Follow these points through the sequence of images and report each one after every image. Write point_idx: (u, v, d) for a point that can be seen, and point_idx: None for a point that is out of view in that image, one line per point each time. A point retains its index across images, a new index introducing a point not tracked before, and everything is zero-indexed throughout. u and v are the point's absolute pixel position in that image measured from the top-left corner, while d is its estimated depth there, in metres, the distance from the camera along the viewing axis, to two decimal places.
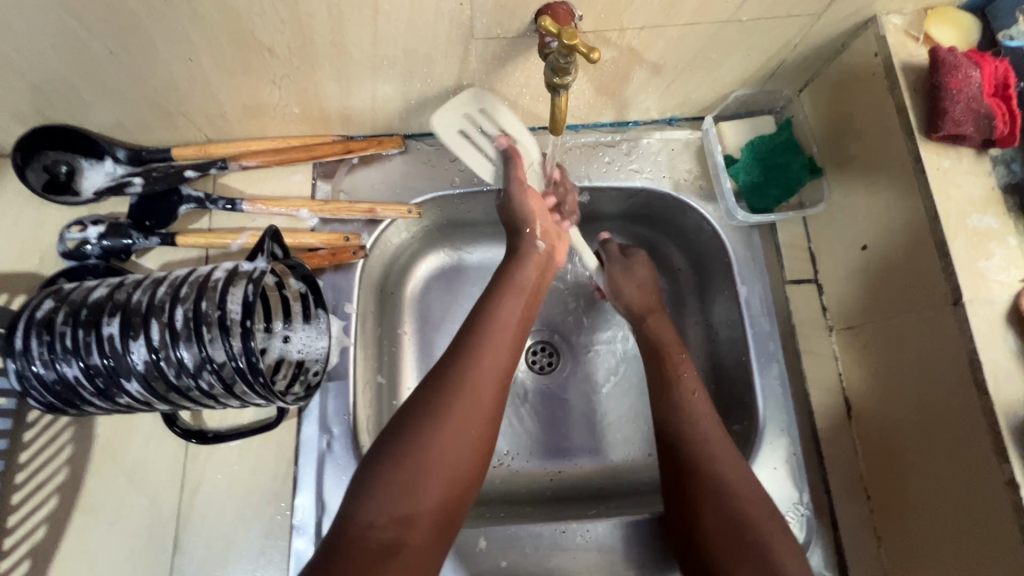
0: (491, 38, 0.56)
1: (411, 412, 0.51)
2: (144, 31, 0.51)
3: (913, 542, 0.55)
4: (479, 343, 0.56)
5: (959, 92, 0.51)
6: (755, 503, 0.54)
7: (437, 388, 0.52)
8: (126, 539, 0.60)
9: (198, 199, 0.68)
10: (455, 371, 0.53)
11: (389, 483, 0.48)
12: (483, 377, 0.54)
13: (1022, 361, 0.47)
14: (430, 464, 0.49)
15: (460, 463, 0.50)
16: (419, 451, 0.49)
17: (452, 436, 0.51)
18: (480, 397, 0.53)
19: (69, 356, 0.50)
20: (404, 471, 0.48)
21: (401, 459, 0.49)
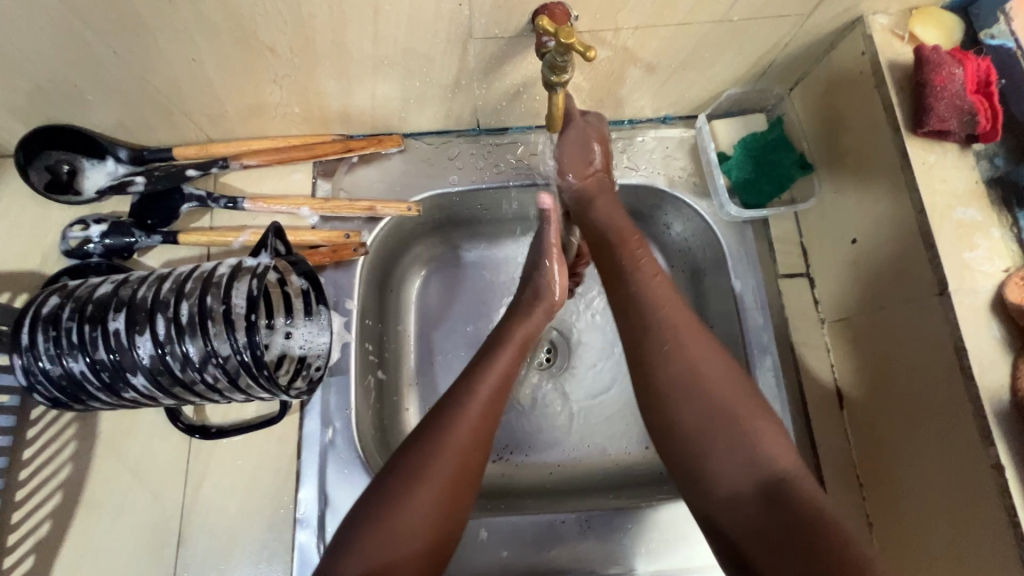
0: (489, 38, 0.57)
1: (391, 474, 0.48)
2: (148, 31, 0.52)
3: (906, 530, 0.56)
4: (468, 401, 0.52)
5: (943, 89, 0.53)
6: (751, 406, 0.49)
7: (418, 450, 0.49)
8: (131, 533, 0.61)
9: (199, 198, 0.69)
10: (438, 433, 0.50)
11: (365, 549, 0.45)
12: (468, 435, 0.51)
13: (1006, 348, 0.49)
14: (405, 528, 0.46)
15: (436, 526, 0.48)
16: (398, 516, 0.46)
17: (432, 499, 0.48)
18: (465, 455, 0.50)
19: (75, 351, 0.51)
20: (382, 535, 0.45)
21: (377, 527, 0.46)
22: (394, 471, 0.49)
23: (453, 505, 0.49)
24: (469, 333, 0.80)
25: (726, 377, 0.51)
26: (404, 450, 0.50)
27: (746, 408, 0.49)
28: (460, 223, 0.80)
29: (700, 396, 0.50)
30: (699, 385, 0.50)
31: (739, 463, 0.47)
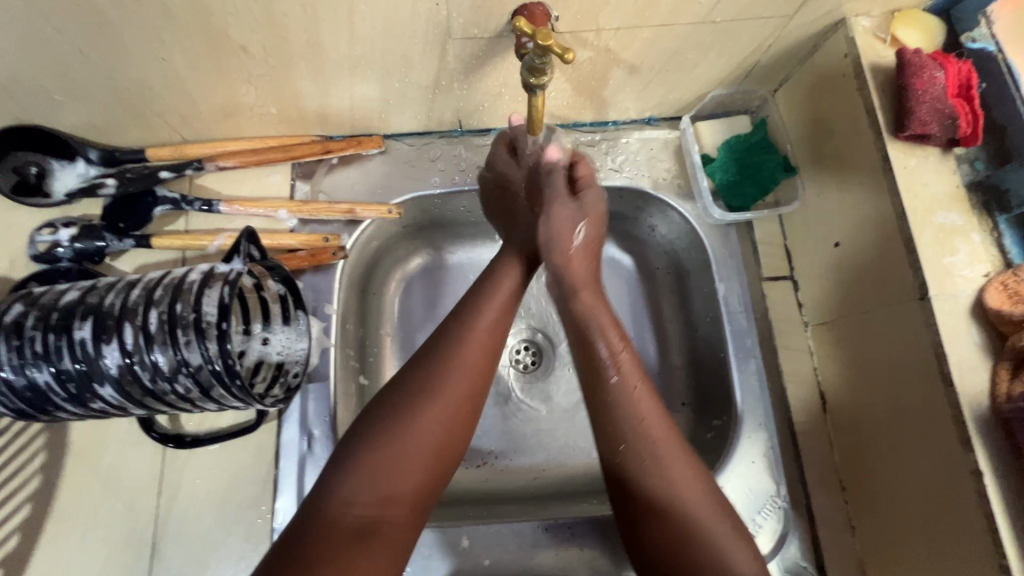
0: (468, 38, 0.56)
1: (399, 392, 0.52)
2: (114, 29, 0.50)
3: (885, 535, 0.56)
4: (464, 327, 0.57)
5: (924, 92, 0.53)
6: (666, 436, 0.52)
7: (426, 370, 0.53)
8: (102, 545, 0.59)
9: (172, 201, 0.68)
10: (444, 358, 0.54)
11: (378, 458, 0.48)
12: (473, 357, 0.55)
13: (985, 352, 0.49)
14: (409, 443, 0.49)
15: (445, 441, 0.51)
16: (411, 425, 0.50)
17: (443, 412, 0.52)
18: (470, 374, 0.54)
19: (39, 361, 0.49)
20: (397, 442, 0.49)
21: (387, 438, 0.49)
22: (405, 388, 0.52)
23: (461, 426, 0.53)
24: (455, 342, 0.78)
25: (658, 415, 0.53)
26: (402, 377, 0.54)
27: (671, 455, 0.51)
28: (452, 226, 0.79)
29: (630, 428, 0.52)
30: (634, 413, 0.52)
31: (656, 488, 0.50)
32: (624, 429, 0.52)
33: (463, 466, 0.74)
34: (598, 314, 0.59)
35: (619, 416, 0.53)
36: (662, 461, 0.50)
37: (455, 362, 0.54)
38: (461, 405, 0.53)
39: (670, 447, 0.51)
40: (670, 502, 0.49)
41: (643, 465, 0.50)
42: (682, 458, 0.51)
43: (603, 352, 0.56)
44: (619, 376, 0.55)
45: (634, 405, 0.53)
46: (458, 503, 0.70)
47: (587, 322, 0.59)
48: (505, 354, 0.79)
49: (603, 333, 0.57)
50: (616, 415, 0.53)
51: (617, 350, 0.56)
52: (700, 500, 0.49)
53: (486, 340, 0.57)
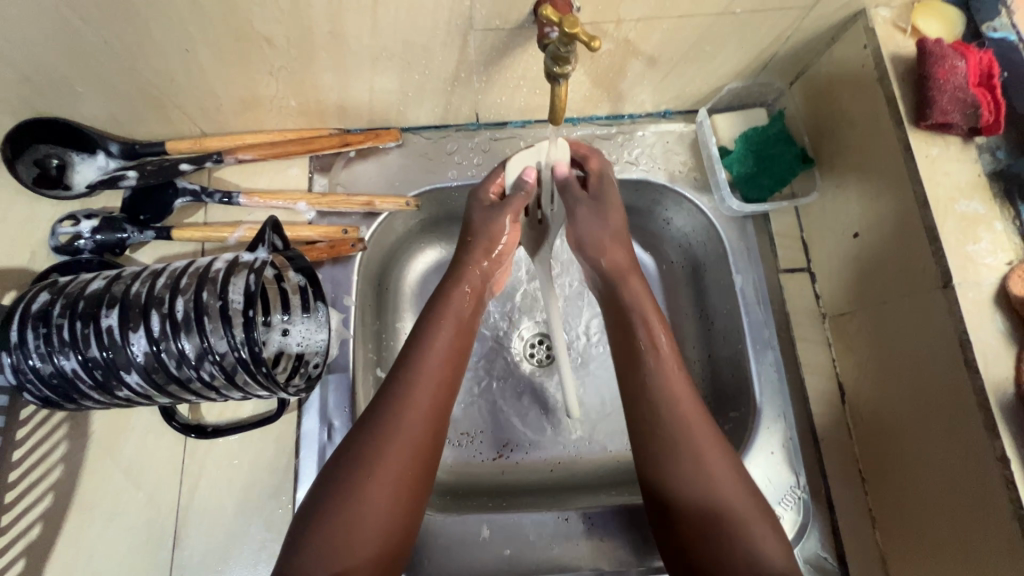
0: (490, 29, 0.56)
1: (344, 463, 0.50)
2: (140, 19, 0.51)
3: (908, 526, 0.56)
4: (403, 384, 0.54)
5: (946, 81, 0.53)
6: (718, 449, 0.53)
7: (365, 442, 0.51)
8: (124, 535, 0.59)
9: (193, 192, 0.68)
10: (382, 427, 0.51)
11: (326, 542, 0.47)
12: (412, 421, 0.52)
13: (1010, 340, 0.49)
14: (362, 518, 0.48)
15: (394, 512, 0.50)
16: (355, 505, 0.48)
17: (388, 484, 0.50)
18: (413, 440, 0.52)
19: (67, 349, 0.49)
20: (340, 522, 0.47)
21: (332, 522, 0.47)
22: (346, 464, 0.50)
23: (410, 492, 0.51)
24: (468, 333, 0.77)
25: (693, 401, 0.55)
26: (348, 442, 0.52)
27: (704, 436, 0.53)
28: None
29: (686, 453, 0.52)
30: (686, 434, 0.53)
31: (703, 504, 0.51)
32: (659, 416, 0.55)
33: (479, 458, 0.74)
34: (643, 307, 0.61)
35: (656, 398, 0.55)
36: (703, 457, 0.52)
37: (396, 428, 0.51)
38: (403, 473, 0.51)
39: (706, 436, 0.53)
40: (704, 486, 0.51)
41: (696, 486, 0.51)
42: (717, 442, 0.53)
43: (643, 346, 0.59)
44: (654, 361, 0.58)
45: (670, 389, 0.56)
46: (475, 495, 0.70)
47: (630, 309, 0.61)
48: (519, 347, 0.79)
49: (642, 315, 0.60)
50: (653, 401, 0.55)
51: (657, 339, 0.59)
52: (726, 474, 0.51)
53: (426, 398, 0.54)
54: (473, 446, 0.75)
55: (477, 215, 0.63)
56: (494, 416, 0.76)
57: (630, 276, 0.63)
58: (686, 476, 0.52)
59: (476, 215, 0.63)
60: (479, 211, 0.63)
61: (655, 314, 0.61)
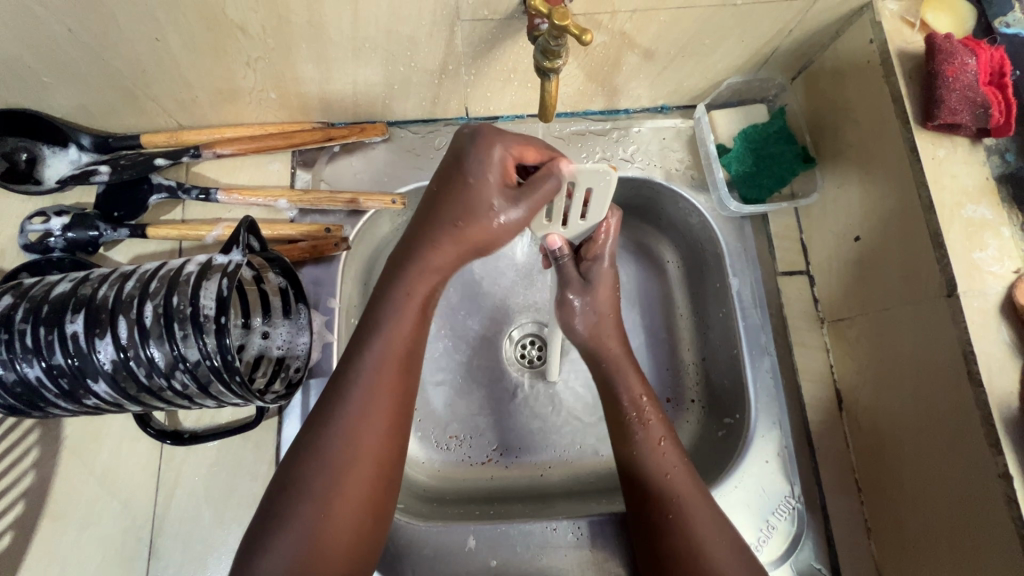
0: (478, 19, 0.53)
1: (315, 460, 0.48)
2: (106, 7, 0.48)
3: (897, 534, 0.56)
4: (355, 394, 0.49)
5: (955, 80, 0.50)
6: (684, 480, 0.55)
7: (336, 433, 0.48)
8: (98, 546, 0.57)
9: (169, 188, 0.65)
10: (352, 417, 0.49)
11: (294, 542, 0.45)
12: (378, 415, 0.50)
13: (1015, 353, 0.47)
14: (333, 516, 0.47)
15: (362, 515, 0.48)
16: (316, 540, 0.46)
17: (358, 492, 0.48)
18: (381, 443, 0.50)
19: (30, 356, 0.47)
20: (305, 539, 0.45)
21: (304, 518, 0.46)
22: (297, 501, 0.47)
23: (377, 493, 0.49)
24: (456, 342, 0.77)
25: (684, 469, 0.56)
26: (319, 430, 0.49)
27: (698, 507, 0.53)
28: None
29: (655, 482, 0.55)
30: (660, 468, 0.55)
31: (682, 539, 0.52)
32: (653, 485, 0.55)
33: (467, 462, 0.73)
34: (625, 375, 0.61)
35: (644, 472, 0.55)
36: (688, 520, 0.52)
37: (349, 457, 0.48)
38: (365, 501, 0.48)
39: (700, 507, 0.53)
40: (695, 557, 0.51)
41: (670, 519, 0.53)
42: (709, 511, 0.53)
43: (634, 422, 0.58)
44: (644, 431, 0.58)
45: (660, 462, 0.56)
46: (464, 503, 0.69)
47: (617, 384, 0.61)
48: (510, 348, 0.78)
49: (629, 392, 0.60)
50: (643, 474, 0.56)
51: (646, 412, 0.59)
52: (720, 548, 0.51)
53: (381, 417, 0.50)
54: (462, 450, 0.74)
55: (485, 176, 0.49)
56: (484, 418, 0.75)
57: (613, 359, 0.62)
58: (681, 553, 0.51)
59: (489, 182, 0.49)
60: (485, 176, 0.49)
61: (645, 388, 0.61)
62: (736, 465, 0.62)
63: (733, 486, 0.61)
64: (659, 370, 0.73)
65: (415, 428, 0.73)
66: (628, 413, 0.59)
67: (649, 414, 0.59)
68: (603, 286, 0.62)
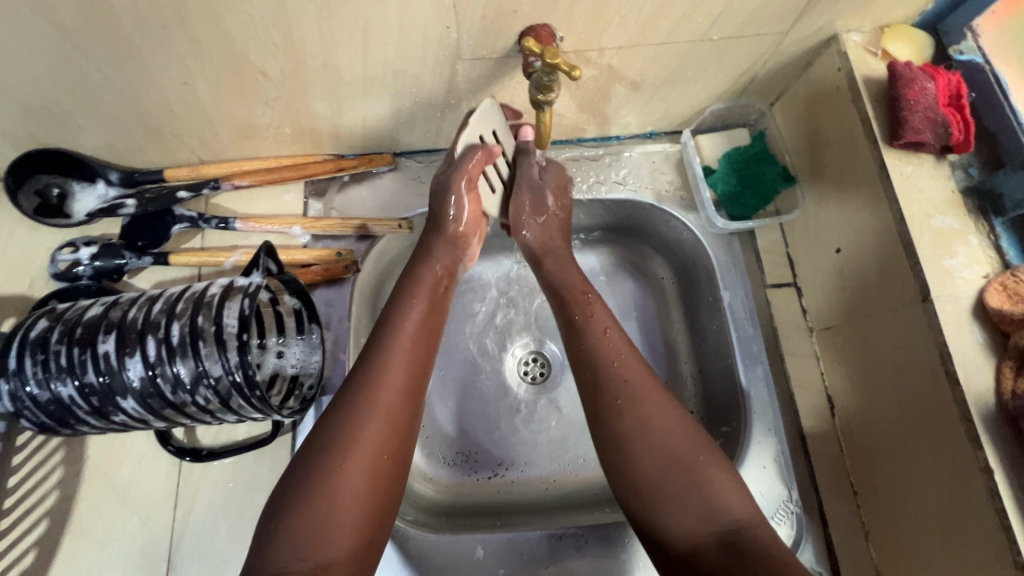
0: (477, 58, 0.58)
1: (320, 444, 0.50)
2: (142, 56, 0.54)
3: (889, 513, 0.58)
4: (361, 383, 0.53)
5: (916, 102, 0.55)
6: (630, 364, 0.57)
7: (341, 417, 0.51)
8: (117, 564, 0.59)
9: (190, 219, 0.69)
10: (359, 401, 0.52)
11: (302, 523, 0.46)
12: (387, 399, 0.52)
13: (988, 351, 0.50)
14: (339, 497, 0.48)
15: (370, 494, 0.49)
16: (320, 547, 0.46)
17: (365, 471, 0.49)
18: (389, 422, 0.52)
19: (64, 375, 0.50)
20: (312, 521, 0.46)
21: (312, 496, 0.47)
22: (294, 497, 0.47)
23: (386, 474, 0.51)
24: (459, 362, 0.81)
25: (630, 354, 0.58)
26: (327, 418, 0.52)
27: (645, 388, 0.55)
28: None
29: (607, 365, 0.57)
30: (608, 355, 0.58)
31: (633, 420, 0.53)
32: (602, 372, 0.57)
33: (475, 478, 0.75)
34: (569, 279, 0.66)
35: (594, 357, 0.58)
36: (637, 401, 0.54)
37: (347, 464, 0.49)
38: (372, 481, 0.49)
39: (649, 387, 0.55)
40: (644, 434, 0.53)
41: (620, 403, 0.54)
42: (657, 391, 0.55)
43: (581, 316, 0.62)
44: (592, 325, 0.61)
45: (608, 350, 0.58)
46: (472, 516, 0.71)
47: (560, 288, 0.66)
48: (513, 365, 0.81)
49: (572, 290, 0.65)
50: (594, 363, 0.58)
51: (592, 309, 0.63)
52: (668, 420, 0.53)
53: (381, 424, 0.51)
54: (468, 465, 0.76)
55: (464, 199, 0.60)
56: (488, 433, 0.78)
57: None
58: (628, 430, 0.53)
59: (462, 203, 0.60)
60: (456, 190, 0.58)
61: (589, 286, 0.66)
62: (735, 471, 0.64)
63: None
64: None
65: (423, 446, 0.76)
66: (576, 311, 0.63)
67: (595, 304, 0.63)
68: (548, 228, 0.68)
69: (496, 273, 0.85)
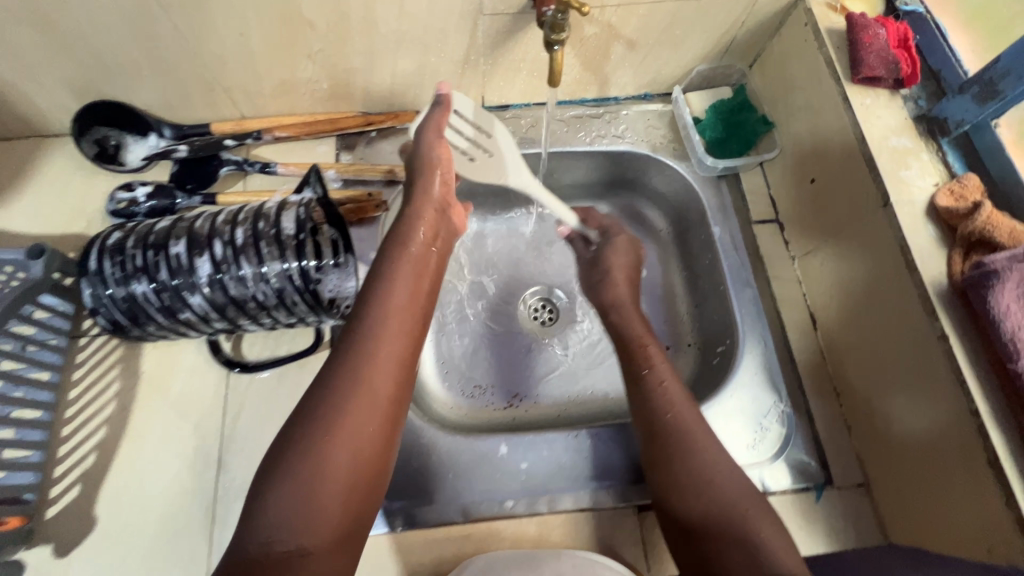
0: (496, 13, 0.68)
1: (306, 422, 0.49)
2: (209, 7, 0.62)
3: (895, 484, 0.63)
4: (347, 362, 0.52)
5: (870, 44, 0.65)
6: (696, 421, 0.60)
7: (329, 393, 0.50)
8: (172, 463, 0.65)
9: (237, 162, 0.77)
10: (346, 378, 0.51)
11: (286, 501, 0.45)
12: (378, 378, 0.51)
13: (940, 243, 0.58)
14: (322, 479, 0.46)
15: (357, 475, 0.48)
16: (302, 529, 0.45)
17: (350, 452, 0.48)
18: (377, 403, 0.51)
19: (138, 274, 0.57)
20: (293, 500, 0.45)
21: (296, 474, 0.46)
22: (277, 476, 0.46)
23: (375, 455, 0.50)
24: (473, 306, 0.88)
25: (691, 413, 0.61)
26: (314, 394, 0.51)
27: (704, 438, 0.58)
28: (482, 194, 0.90)
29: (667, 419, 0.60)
30: (666, 404, 0.61)
31: (688, 463, 0.56)
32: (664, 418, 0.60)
33: (491, 407, 0.82)
34: (632, 324, 0.71)
35: (654, 409, 0.61)
36: (694, 452, 0.57)
37: (331, 444, 0.47)
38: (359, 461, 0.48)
39: (703, 433, 0.59)
40: (700, 480, 0.55)
41: (686, 449, 0.57)
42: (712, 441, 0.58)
43: (642, 367, 0.65)
44: (651, 373, 0.64)
45: (664, 400, 0.61)
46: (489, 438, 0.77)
47: (625, 333, 0.71)
48: (524, 310, 0.89)
49: (638, 338, 0.69)
50: (654, 410, 0.61)
51: (653, 359, 0.66)
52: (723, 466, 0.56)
53: (369, 404, 0.50)
54: (485, 397, 0.82)
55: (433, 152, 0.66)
56: (503, 369, 0.84)
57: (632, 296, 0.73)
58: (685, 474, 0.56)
59: (432, 155, 0.66)
60: (430, 139, 0.67)
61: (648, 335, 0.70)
62: (730, 378, 0.71)
63: (729, 395, 0.70)
64: (658, 321, 0.84)
65: (443, 379, 0.82)
66: (637, 361, 0.66)
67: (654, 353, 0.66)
68: (619, 249, 0.78)
69: (507, 227, 0.93)
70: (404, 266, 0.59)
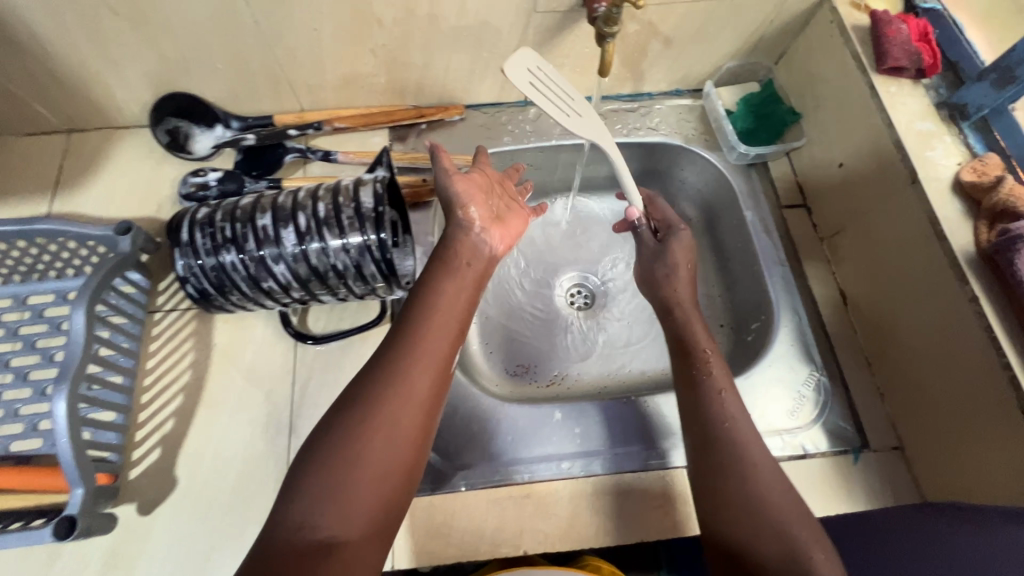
0: (549, 11, 0.73)
1: (343, 416, 0.50)
2: (289, 3, 0.68)
3: (930, 449, 0.66)
4: (388, 362, 0.53)
5: (893, 38, 0.71)
6: (751, 430, 0.60)
7: (369, 392, 0.51)
8: (245, 427, 0.68)
9: (301, 150, 0.82)
10: (384, 374, 0.52)
11: (320, 492, 0.47)
12: (418, 378, 0.53)
13: (967, 215, 0.63)
14: (356, 474, 0.48)
15: (392, 474, 0.49)
16: (335, 522, 0.46)
17: (385, 449, 0.49)
18: (414, 404, 0.52)
19: (228, 245, 0.61)
20: (326, 491, 0.47)
21: (331, 464, 0.48)
22: (313, 465, 0.48)
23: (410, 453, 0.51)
24: (514, 290, 0.93)
25: (746, 422, 0.61)
26: (354, 389, 0.53)
27: (755, 447, 0.59)
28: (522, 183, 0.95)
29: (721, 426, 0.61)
30: (723, 414, 0.61)
31: (735, 471, 0.57)
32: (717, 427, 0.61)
33: (535, 385, 0.85)
34: (693, 326, 0.71)
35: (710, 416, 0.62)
36: (746, 462, 0.57)
37: (367, 441, 0.49)
38: (394, 461, 0.50)
39: (750, 436, 0.60)
40: (742, 481, 0.56)
41: (732, 457, 0.58)
42: (760, 448, 0.59)
43: (702, 372, 0.65)
44: (710, 379, 0.65)
45: (722, 408, 0.62)
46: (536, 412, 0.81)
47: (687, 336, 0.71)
48: (561, 294, 0.93)
49: (699, 337, 0.70)
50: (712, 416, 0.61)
51: (710, 364, 0.66)
52: (766, 469, 0.57)
53: (408, 407, 0.51)
54: (528, 376, 0.86)
55: (455, 191, 0.65)
56: (544, 349, 0.88)
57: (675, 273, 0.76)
58: (732, 479, 0.57)
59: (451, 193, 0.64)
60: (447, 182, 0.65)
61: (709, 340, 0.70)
62: (768, 351, 0.75)
63: (768, 367, 0.74)
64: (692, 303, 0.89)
65: (488, 359, 0.86)
66: (696, 362, 0.67)
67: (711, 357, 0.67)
68: (681, 244, 0.79)
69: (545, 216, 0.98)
70: (442, 281, 0.60)
